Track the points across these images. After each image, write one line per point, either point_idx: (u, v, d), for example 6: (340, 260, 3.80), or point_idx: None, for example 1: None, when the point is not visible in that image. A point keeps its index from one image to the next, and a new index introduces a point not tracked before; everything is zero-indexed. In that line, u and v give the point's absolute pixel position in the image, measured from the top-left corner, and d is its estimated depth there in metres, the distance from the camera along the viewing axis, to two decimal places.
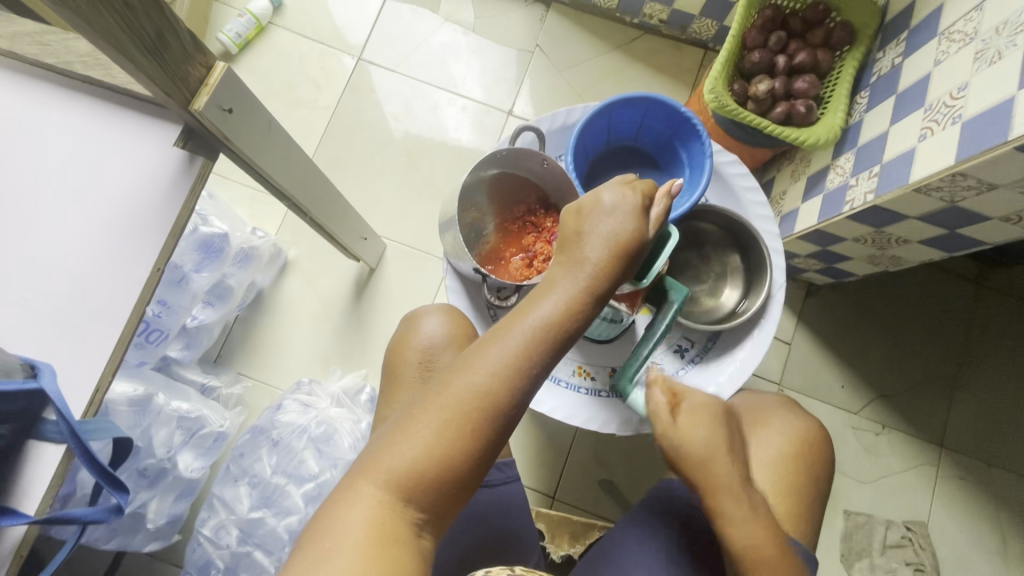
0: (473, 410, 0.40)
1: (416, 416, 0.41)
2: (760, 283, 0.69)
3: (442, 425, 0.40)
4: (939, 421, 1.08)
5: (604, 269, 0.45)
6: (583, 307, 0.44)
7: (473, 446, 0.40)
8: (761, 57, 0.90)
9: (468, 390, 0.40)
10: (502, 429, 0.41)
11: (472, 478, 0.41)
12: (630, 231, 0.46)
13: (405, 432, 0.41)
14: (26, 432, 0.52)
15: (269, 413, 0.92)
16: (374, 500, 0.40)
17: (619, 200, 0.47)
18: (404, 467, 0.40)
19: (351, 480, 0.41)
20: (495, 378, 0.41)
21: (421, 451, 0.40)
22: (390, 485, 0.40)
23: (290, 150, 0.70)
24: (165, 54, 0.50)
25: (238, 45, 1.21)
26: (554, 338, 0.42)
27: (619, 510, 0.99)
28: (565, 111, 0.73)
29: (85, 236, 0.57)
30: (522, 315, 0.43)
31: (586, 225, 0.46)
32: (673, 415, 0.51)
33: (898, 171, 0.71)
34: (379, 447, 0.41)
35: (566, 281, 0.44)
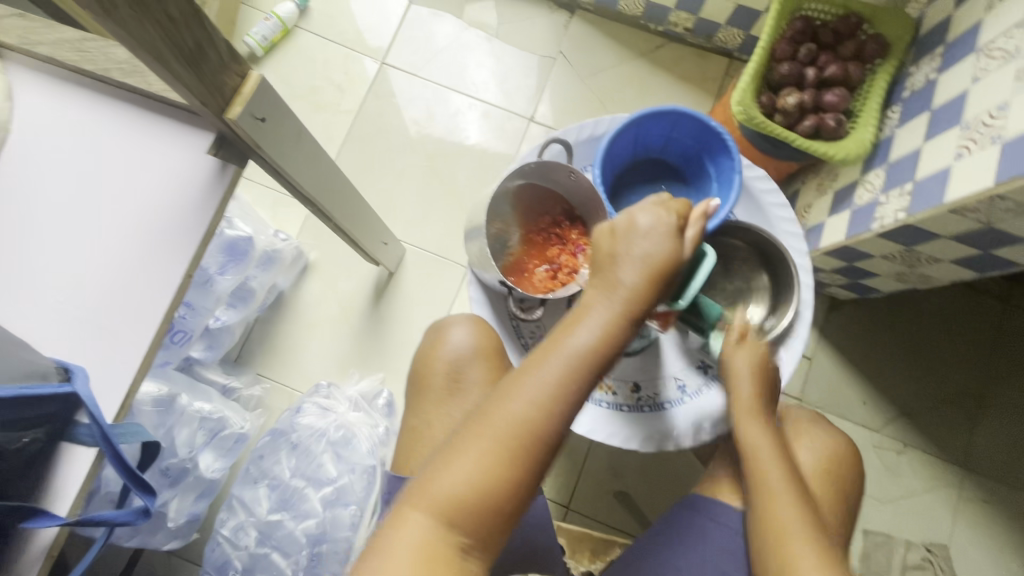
0: (518, 437, 0.42)
1: (461, 444, 0.42)
2: (787, 301, 0.68)
3: (485, 453, 0.41)
4: (963, 442, 1.06)
5: (638, 294, 0.46)
6: (618, 333, 0.45)
7: (520, 473, 0.42)
8: (790, 70, 0.89)
9: (510, 417, 0.42)
10: (546, 456, 0.43)
11: (518, 505, 0.42)
12: (664, 255, 0.46)
13: (449, 461, 0.42)
14: (60, 434, 0.53)
15: (287, 415, 0.92)
16: (423, 530, 0.41)
17: (653, 222, 0.47)
18: (450, 495, 0.41)
19: (399, 508, 0.42)
20: (536, 406, 0.42)
21: (467, 479, 0.41)
22: (438, 514, 0.41)
23: (318, 158, 0.71)
24: (203, 65, 0.50)
25: (264, 47, 1.22)
26: (590, 365, 0.44)
27: (634, 523, 0.98)
28: (592, 123, 0.73)
29: (119, 242, 0.57)
30: (560, 344, 0.44)
31: (620, 248, 0.47)
32: (741, 343, 0.61)
33: (932, 190, 0.70)
34: (424, 476, 0.42)
35: (602, 307, 0.46)
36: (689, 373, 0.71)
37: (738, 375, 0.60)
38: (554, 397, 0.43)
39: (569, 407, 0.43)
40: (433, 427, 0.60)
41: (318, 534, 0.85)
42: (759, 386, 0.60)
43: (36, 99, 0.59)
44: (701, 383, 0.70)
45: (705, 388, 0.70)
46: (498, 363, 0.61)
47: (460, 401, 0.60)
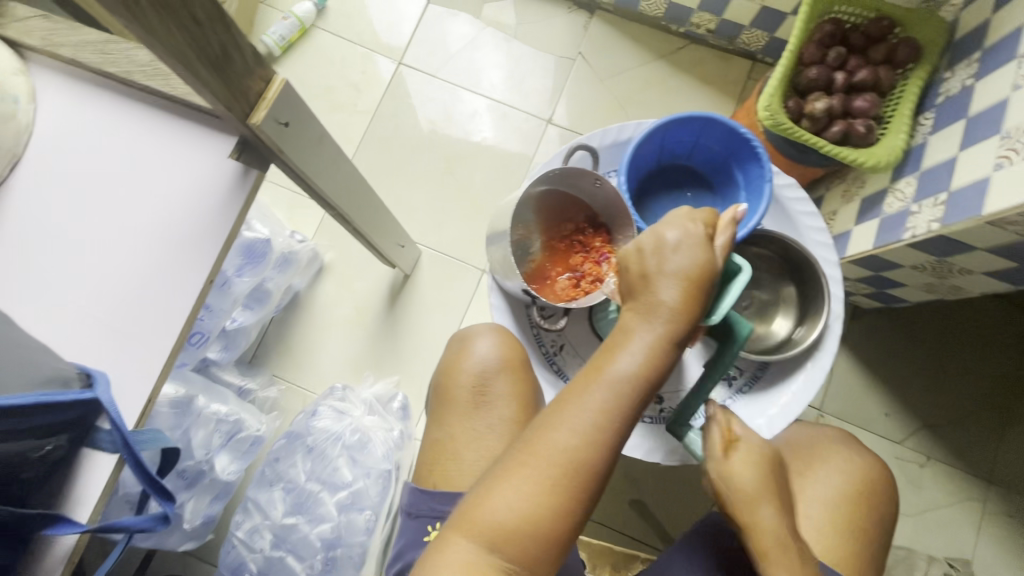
0: (563, 467, 0.43)
1: (507, 472, 0.44)
2: (816, 313, 0.66)
3: (533, 480, 0.43)
4: (987, 456, 1.04)
5: (680, 318, 0.45)
6: (662, 359, 0.46)
7: (566, 500, 0.43)
8: (818, 74, 0.86)
9: (557, 445, 0.44)
10: (592, 482, 0.44)
11: (565, 530, 0.44)
12: (701, 273, 0.45)
13: (497, 486, 0.44)
14: (81, 440, 0.52)
15: (303, 418, 0.92)
16: (473, 552, 0.43)
17: (684, 237, 0.46)
18: (499, 520, 0.43)
19: (450, 529, 0.45)
20: (581, 434, 0.44)
21: (516, 505, 0.43)
22: (488, 537, 0.43)
23: (339, 162, 0.70)
24: (228, 69, 0.49)
25: (282, 47, 1.21)
26: (635, 394, 0.45)
27: (651, 533, 0.97)
28: (617, 128, 0.71)
29: (142, 247, 0.57)
30: (603, 371, 0.45)
31: (653, 266, 0.46)
32: (731, 453, 0.51)
33: (969, 201, 0.68)
34: (473, 500, 0.45)
35: (643, 333, 0.46)
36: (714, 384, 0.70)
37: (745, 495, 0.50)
38: (599, 425, 0.44)
39: (615, 435, 0.45)
40: (456, 441, 0.62)
41: (333, 538, 0.85)
42: (767, 493, 0.51)
43: (60, 102, 0.59)
44: (725, 395, 0.69)
45: (729, 400, 0.69)
46: (522, 377, 0.63)
47: (485, 414, 0.62)
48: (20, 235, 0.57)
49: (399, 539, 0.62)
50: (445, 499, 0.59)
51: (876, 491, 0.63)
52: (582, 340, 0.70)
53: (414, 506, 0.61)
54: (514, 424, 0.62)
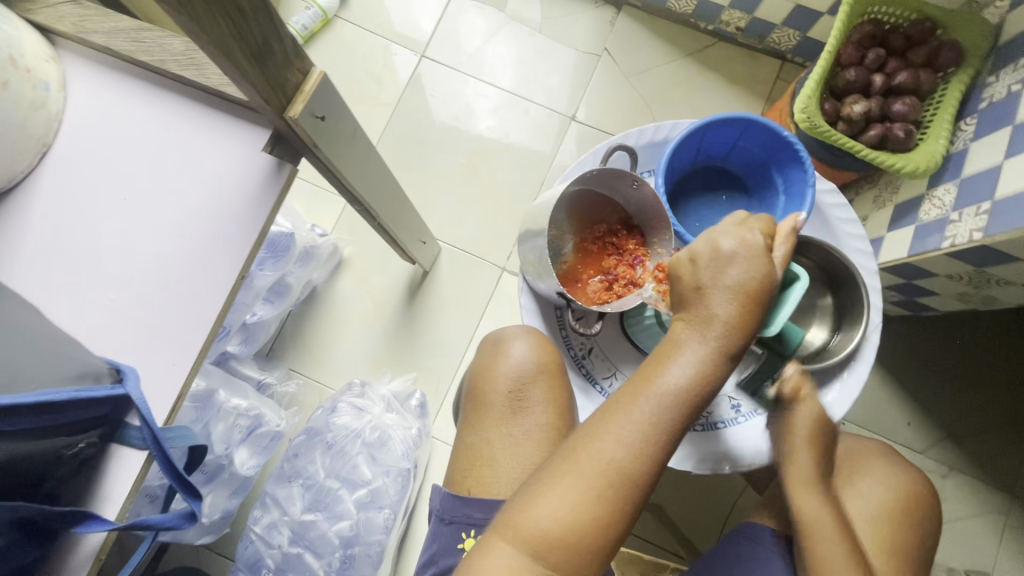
0: (610, 476, 0.42)
1: (550, 479, 0.43)
2: (853, 323, 0.65)
3: (578, 489, 0.42)
4: (1011, 469, 1.02)
5: (735, 330, 0.44)
6: (714, 371, 0.44)
7: (612, 511, 0.42)
8: (857, 76, 0.84)
9: (605, 454, 0.42)
10: (638, 494, 0.42)
11: (608, 545, 0.42)
12: (762, 285, 0.44)
13: (541, 493, 0.42)
14: (110, 436, 0.52)
15: (323, 415, 0.91)
16: (515, 563, 0.41)
17: (743, 248, 0.45)
18: (542, 529, 0.41)
19: (490, 536, 0.43)
20: (628, 444, 0.42)
21: (561, 514, 0.41)
22: (531, 546, 0.41)
23: (370, 156, 0.69)
24: (268, 61, 0.48)
25: (304, 37, 1.19)
26: (686, 405, 0.43)
27: (667, 536, 0.96)
28: (655, 127, 0.70)
29: (174, 241, 0.56)
30: (652, 381, 0.44)
31: (707, 277, 0.45)
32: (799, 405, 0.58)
33: (1014, 211, 0.66)
34: (515, 507, 0.43)
35: (693, 342, 0.45)
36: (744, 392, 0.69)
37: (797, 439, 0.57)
38: (647, 437, 0.43)
39: (663, 449, 0.43)
40: (493, 444, 0.61)
41: (351, 536, 0.84)
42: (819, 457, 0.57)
43: (90, 90, 0.58)
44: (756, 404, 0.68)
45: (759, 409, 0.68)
46: (558, 382, 0.62)
47: (522, 420, 0.61)
48: (50, 228, 0.55)
49: (430, 543, 0.61)
50: (481, 506, 0.58)
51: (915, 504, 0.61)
52: (613, 344, 0.69)
53: (447, 510, 0.60)
54: (550, 430, 0.60)
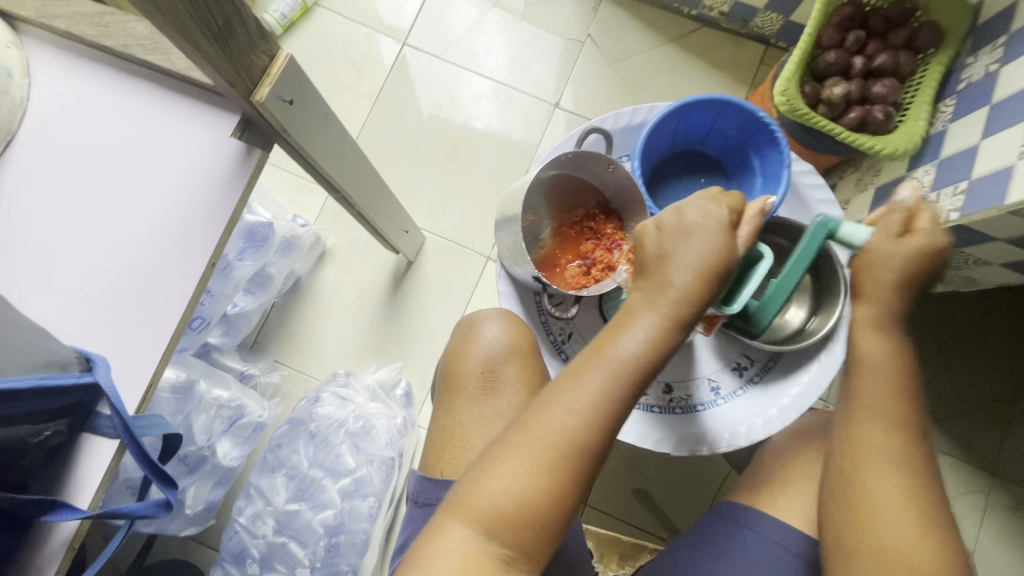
0: (560, 449, 0.42)
1: (500, 455, 0.42)
2: (832, 303, 0.65)
3: (528, 464, 0.42)
4: (993, 449, 1.03)
5: (690, 299, 0.44)
6: (666, 341, 0.44)
7: (562, 484, 0.42)
8: (837, 58, 0.84)
9: (555, 427, 0.42)
10: (589, 465, 0.43)
11: (558, 517, 0.42)
12: (724, 260, 0.44)
13: (491, 469, 0.42)
14: (81, 425, 0.51)
15: (306, 405, 0.91)
16: (466, 539, 0.41)
17: (705, 218, 0.45)
18: (493, 504, 0.41)
19: (443, 517, 0.43)
20: (579, 416, 0.42)
21: (510, 489, 0.41)
22: (482, 523, 0.41)
23: (344, 142, 0.68)
24: (231, 43, 0.47)
25: (283, 25, 1.18)
26: (636, 374, 0.43)
27: (651, 520, 0.97)
28: (632, 110, 0.69)
29: (142, 230, 0.55)
30: (604, 351, 0.44)
31: (667, 247, 0.45)
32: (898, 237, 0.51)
33: (991, 190, 0.66)
34: (467, 485, 0.43)
35: (646, 311, 0.44)
36: (723, 374, 0.69)
37: (877, 274, 0.52)
38: (599, 407, 0.43)
39: (613, 417, 0.43)
40: (464, 426, 0.61)
41: (335, 526, 0.84)
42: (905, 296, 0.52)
43: (54, 76, 0.57)
44: (735, 386, 0.69)
45: (739, 391, 0.69)
46: (531, 362, 0.62)
47: (493, 400, 0.61)
48: (15, 219, 0.55)
49: (407, 530, 0.61)
50: None
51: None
52: (592, 329, 0.68)
53: (420, 495, 0.60)
54: None
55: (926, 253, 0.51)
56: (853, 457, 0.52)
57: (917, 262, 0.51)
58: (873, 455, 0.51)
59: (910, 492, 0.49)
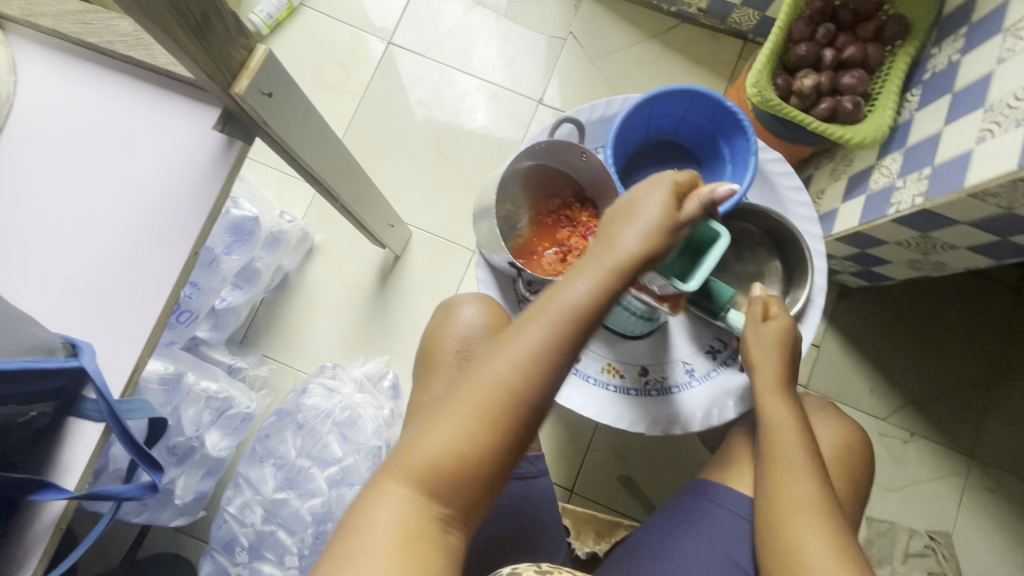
0: (499, 400, 0.43)
1: (443, 406, 0.43)
2: (801, 284, 0.68)
3: (467, 415, 0.43)
4: (970, 433, 1.06)
5: (633, 259, 0.46)
6: (609, 294, 0.45)
7: (498, 435, 0.43)
8: (808, 51, 0.86)
9: (494, 380, 0.43)
10: (525, 418, 0.43)
11: (493, 468, 0.43)
12: (668, 224, 0.47)
13: (433, 421, 0.43)
14: (67, 409, 0.53)
15: (294, 396, 0.93)
16: (405, 489, 0.42)
17: (652, 189, 0.48)
18: (433, 456, 0.42)
19: (385, 467, 0.43)
20: (518, 368, 0.43)
21: (448, 439, 0.42)
22: (422, 477, 0.42)
23: (325, 135, 0.70)
24: (209, 37, 0.49)
25: (269, 25, 1.20)
26: (577, 324, 0.44)
27: (636, 506, 0.98)
28: (605, 102, 0.72)
29: (126, 220, 0.57)
30: (549, 303, 0.44)
31: (621, 217, 0.48)
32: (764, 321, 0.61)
33: (951, 175, 0.68)
34: (410, 438, 0.44)
35: (590, 269, 0.46)
36: (698, 357, 0.71)
37: (759, 353, 0.61)
38: (539, 359, 0.43)
39: (553, 369, 0.43)
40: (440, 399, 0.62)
41: (323, 513, 0.85)
42: (784, 362, 0.61)
43: (39, 72, 0.58)
44: (709, 368, 0.71)
45: (712, 372, 0.70)
46: None
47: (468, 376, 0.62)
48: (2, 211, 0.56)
49: None
50: None
51: (850, 450, 0.65)
52: None
53: None
54: None
55: (786, 331, 0.61)
56: (782, 512, 0.55)
57: (781, 336, 0.61)
58: (799, 509, 0.55)
59: (834, 536, 0.53)
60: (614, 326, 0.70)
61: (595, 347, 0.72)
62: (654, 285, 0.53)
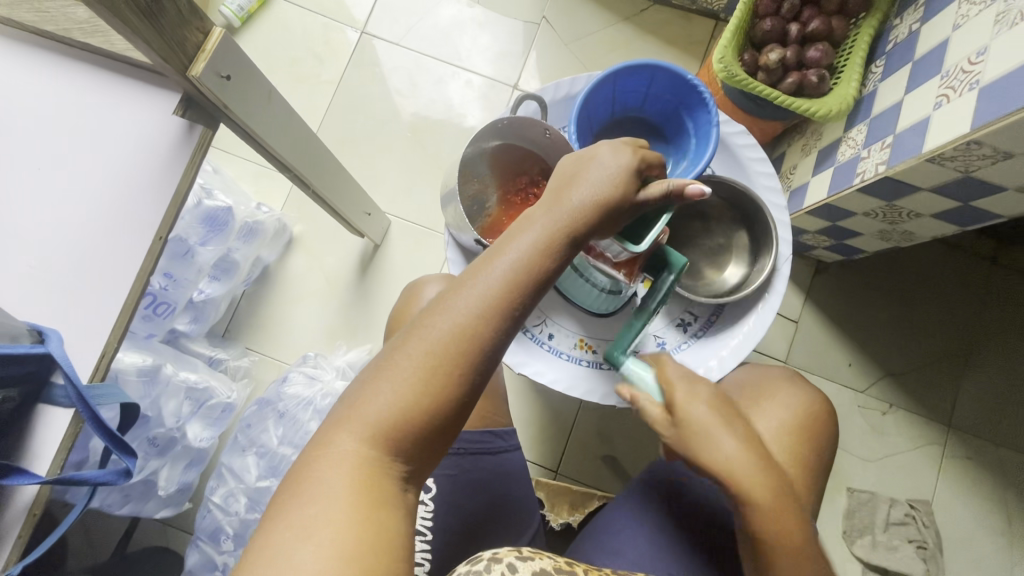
0: (451, 353, 0.42)
1: (392, 362, 0.42)
2: (766, 254, 0.69)
3: (418, 368, 0.42)
4: (948, 400, 1.07)
5: (584, 217, 0.47)
6: (558, 249, 0.46)
7: (449, 388, 0.42)
8: (772, 26, 0.88)
9: (439, 335, 0.42)
10: (478, 372, 0.43)
11: (446, 423, 0.42)
12: (618, 183, 0.48)
13: (381, 378, 0.42)
14: (36, 396, 0.54)
15: (274, 385, 0.94)
16: (355, 449, 0.41)
17: (617, 153, 0.49)
18: (383, 411, 0.41)
19: (334, 426, 0.42)
20: (469, 321, 0.42)
21: (398, 394, 0.41)
22: (370, 436, 0.41)
23: (292, 120, 0.70)
24: (161, 18, 0.49)
25: (241, 18, 1.20)
26: (524, 278, 0.44)
27: (621, 485, 0.99)
28: (569, 81, 0.73)
29: (87, 208, 0.57)
30: (498, 257, 0.44)
31: (578, 174, 0.49)
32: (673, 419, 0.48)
33: (911, 142, 0.69)
34: (358, 395, 0.42)
35: (543, 222, 0.46)
36: (669, 330, 0.72)
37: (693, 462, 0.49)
38: (490, 312, 0.43)
39: (504, 323, 0.43)
40: None
41: None
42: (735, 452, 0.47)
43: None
44: (680, 340, 0.72)
45: (683, 344, 0.71)
46: None
47: None
48: None
49: None
50: None
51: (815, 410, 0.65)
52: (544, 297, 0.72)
53: None
54: None
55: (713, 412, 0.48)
56: None
57: (740, 459, 0.47)
58: None
59: None
60: (584, 303, 0.71)
61: (566, 324, 0.73)
62: (609, 252, 0.56)
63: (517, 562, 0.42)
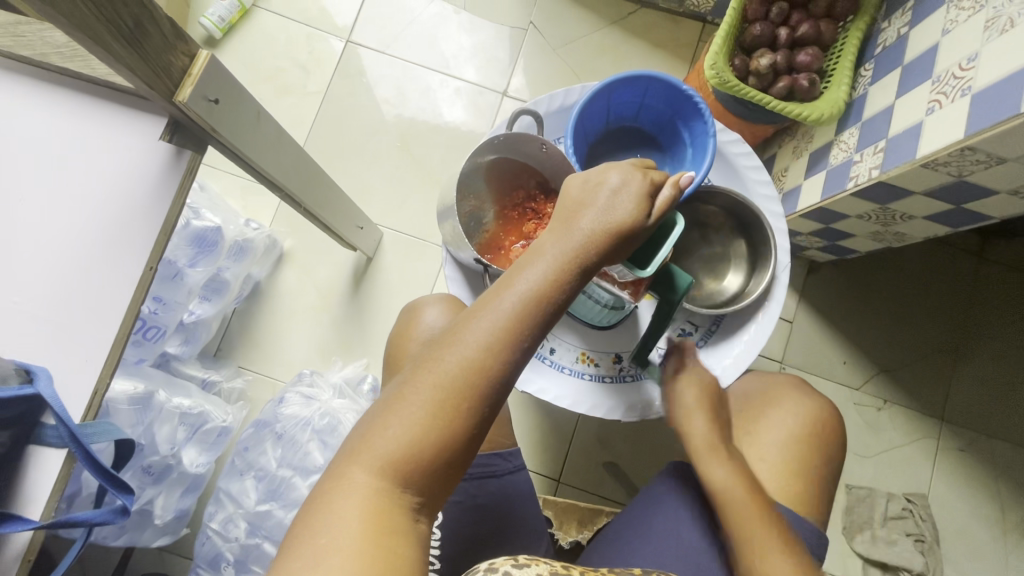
0: (464, 384, 0.41)
1: (404, 395, 0.41)
2: (763, 263, 0.69)
3: (432, 399, 0.41)
4: (941, 394, 1.08)
5: (592, 244, 0.47)
6: (569, 277, 0.45)
7: (462, 420, 0.41)
8: (762, 30, 0.88)
9: (451, 368, 0.41)
10: (490, 405, 0.42)
11: (458, 456, 0.42)
12: (628, 209, 0.48)
13: (393, 411, 0.41)
14: (26, 437, 0.53)
15: (270, 406, 0.92)
16: (367, 485, 0.40)
17: (628, 178, 0.49)
18: (396, 445, 0.40)
19: (345, 461, 0.41)
20: (482, 353, 0.42)
21: (410, 427, 0.40)
22: (382, 470, 0.40)
23: (281, 139, 0.68)
24: (145, 44, 0.47)
25: (221, 29, 1.17)
26: (535, 306, 0.43)
27: (624, 492, 0.99)
28: (563, 92, 0.72)
29: (69, 242, 0.55)
30: (511, 285, 0.44)
31: (588, 198, 0.49)
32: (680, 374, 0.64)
33: (904, 146, 0.69)
34: (370, 429, 0.41)
35: (553, 250, 0.46)
36: None
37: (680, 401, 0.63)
38: (504, 343, 0.42)
39: (516, 353, 0.42)
40: None
41: None
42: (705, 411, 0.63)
43: None
44: None
45: None
46: None
47: None
48: None
49: None
50: None
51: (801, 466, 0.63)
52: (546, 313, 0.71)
53: None
54: None
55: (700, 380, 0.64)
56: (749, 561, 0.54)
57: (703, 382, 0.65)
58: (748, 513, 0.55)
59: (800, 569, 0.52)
60: (585, 317, 0.71)
61: (567, 337, 0.72)
62: (615, 272, 0.57)
63: (512, 570, 0.41)
